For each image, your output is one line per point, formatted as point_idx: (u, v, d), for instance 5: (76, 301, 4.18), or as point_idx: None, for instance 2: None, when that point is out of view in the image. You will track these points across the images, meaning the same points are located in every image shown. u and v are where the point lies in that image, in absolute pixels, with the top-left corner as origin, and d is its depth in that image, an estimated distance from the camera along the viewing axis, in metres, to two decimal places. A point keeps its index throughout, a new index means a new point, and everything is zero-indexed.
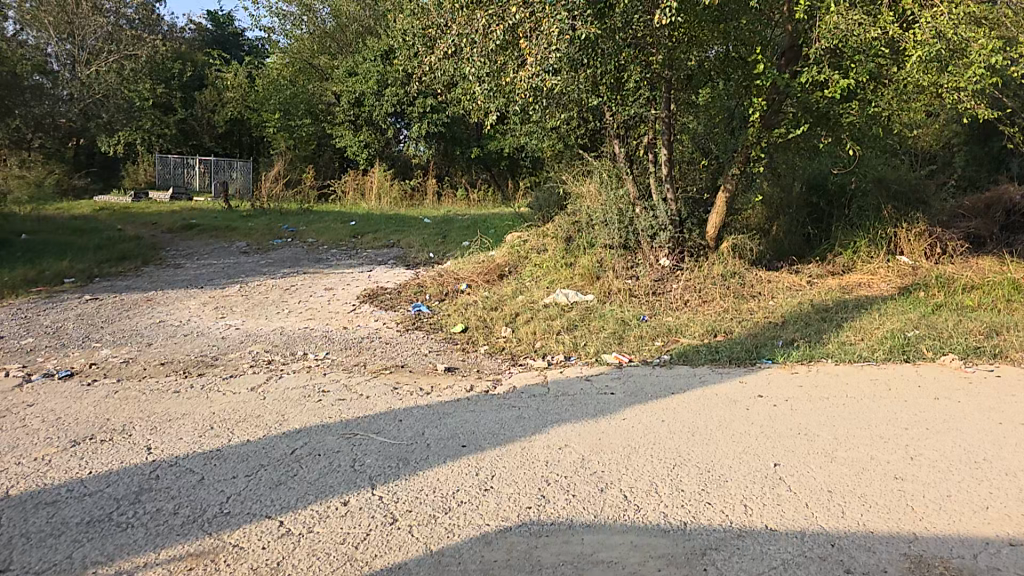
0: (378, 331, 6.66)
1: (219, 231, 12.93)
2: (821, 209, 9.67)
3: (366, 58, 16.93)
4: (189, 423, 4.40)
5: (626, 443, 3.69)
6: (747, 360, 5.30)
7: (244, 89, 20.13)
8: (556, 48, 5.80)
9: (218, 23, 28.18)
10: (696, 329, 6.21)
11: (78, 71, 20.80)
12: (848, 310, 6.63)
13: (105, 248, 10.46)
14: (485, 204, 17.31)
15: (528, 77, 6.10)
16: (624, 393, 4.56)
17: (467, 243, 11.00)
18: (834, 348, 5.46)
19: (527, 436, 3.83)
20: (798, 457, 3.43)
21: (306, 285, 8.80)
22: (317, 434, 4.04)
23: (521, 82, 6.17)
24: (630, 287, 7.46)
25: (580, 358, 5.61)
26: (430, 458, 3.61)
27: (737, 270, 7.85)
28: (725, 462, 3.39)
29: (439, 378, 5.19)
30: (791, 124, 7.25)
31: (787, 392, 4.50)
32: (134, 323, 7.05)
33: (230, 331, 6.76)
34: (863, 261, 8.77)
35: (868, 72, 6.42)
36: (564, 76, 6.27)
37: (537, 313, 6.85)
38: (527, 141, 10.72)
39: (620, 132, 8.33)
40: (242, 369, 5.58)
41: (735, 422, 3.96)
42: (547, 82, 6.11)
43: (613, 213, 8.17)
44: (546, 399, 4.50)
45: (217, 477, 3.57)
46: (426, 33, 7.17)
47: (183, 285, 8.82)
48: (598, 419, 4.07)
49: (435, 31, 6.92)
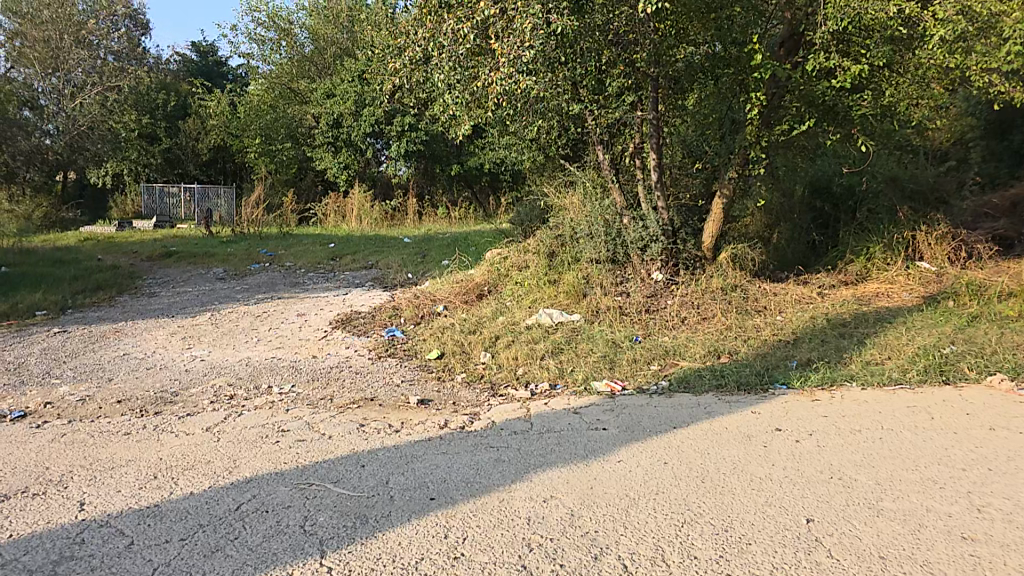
0: (347, 360, 6.18)
1: (199, 257, 12.66)
2: (827, 214, 9.25)
3: (344, 79, 16.92)
4: (133, 472, 3.78)
5: (625, 493, 3.13)
6: (757, 386, 4.71)
7: (226, 117, 19.82)
8: (530, 45, 5.42)
9: (204, 55, 28.56)
10: (696, 350, 5.65)
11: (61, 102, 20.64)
12: (869, 324, 6.02)
13: (81, 278, 10.17)
14: (467, 221, 17.13)
15: (501, 79, 5.73)
16: (618, 429, 4.00)
17: (446, 262, 10.58)
18: (857, 369, 4.86)
19: (506, 486, 3.27)
20: (832, 514, 2.88)
21: (278, 312, 8.37)
22: (269, 485, 3.46)
23: (493, 85, 5.80)
24: (621, 304, 6.93)
25: (567, 387, 5.06)
26: (393, 514, 3.05)
27: (739, 283, 7.32)
28: (744, 520, 2.85)
29: (412, 413, 4.66)
30: (794, 121, 6.77)
31: (808, 424, 3.93)
32: (98, 356, 6.63)
33: (194, 363, 6.31)
34: (879, 269, 8.20)
35: (884, 54, 6.20)
36: (539, 76, 5.94)
37: (519, 336, 6.33)
38: (508, 153, 10.41)
39: (605, 139, 7.95)
40: (201, 406, 5.09)
41: (751, 463, 3.40)
42: (521, 83, 5.68)
43: (599, 225, 7.69)
44: (530, 438, 3.94)
45: (148, 541, 2.92)
46: (392, 41, 6.93)
47: (154, 315, 8.42)
48: (589, 462, 3.51)
49: (400, 39, 6.73)
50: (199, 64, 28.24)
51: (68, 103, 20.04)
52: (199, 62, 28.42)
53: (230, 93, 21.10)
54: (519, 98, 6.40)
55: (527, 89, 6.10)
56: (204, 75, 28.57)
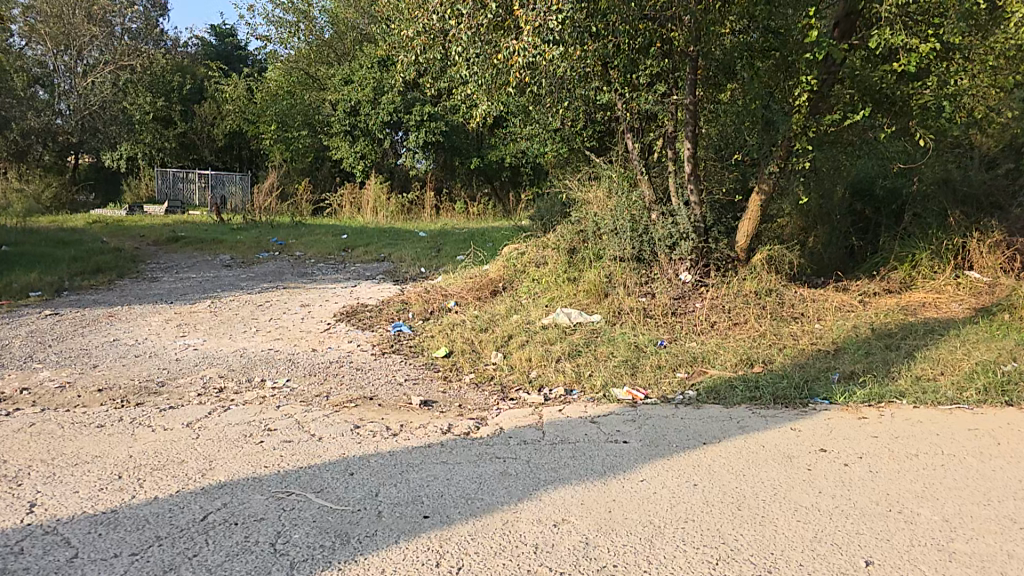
0: (349, 354, 5.80)
1: (205, 243, 12.44)
2: (867, 218, 8.73)
3: (362, 64, 16.56)
4: (96, 470, 3.42)
5: (648, 519, 2.70)
6: (795, 400, 4.27)
7: (242, 101, 19.68)
8: (558, 10, 5.34)
9: (223, 39, 28.58)
10: (728, 357, 5.19)
11: (76, 84, 20.80)
12: (919, 336, 5.53)
13: (81, 259, 9.96)
14: (486, 217, 16.87)
15: (525, 49, 5.61)
16: (640, 442, 3.57)
17: (461, 256, 10.25)
18: (907, 385, 4.40)
19: (512, 505, 2.85)
20: (895, 557, 2.43)
21: (282, 301, 8.03)
22: (243, 492, 3.08)
23: (514, 56, 5.69)
24: (645, 306, 6.47)
25: (584, 393, 4.64)
26: (380, 534, 2.65)
27: (774, 287, 6.83)
28: (791, 559, 2.41)
29: (414, 414, 4.27)
30: (846, 108, 6.47)
31: (856, 445, 3.49)
32: (87, 341, 6.33)
33: (186, 352, 5.97)
34: (924, 277, 7.75)
35: (960, 32, 5.68)
36: (566, 48, 5.74)
37: (533, 336, 5.91)
38: (533, 143, 10.11)
39: (635, 126, 7.73)
40: (186, 399, 4.73)
41: (792, 489, 2.96)
42: (548, 54, 5.57)
43: (625, 220, 7.24)
44: (541, 448, 3.52)
45: (94, 555, 2.53)
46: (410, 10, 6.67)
47: (152, 300, 8.14)
48: (606, 480, 3.09)
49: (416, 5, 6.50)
50: (218, 48, 28.36)
51: (78, 80, 20.86)
52: (217, 46, 28.34)
53: (245, 77, 20.96)
54: (538, 72, 6.30)
55: (549, 64, 5.97)
56: (221, 58, 28.47)
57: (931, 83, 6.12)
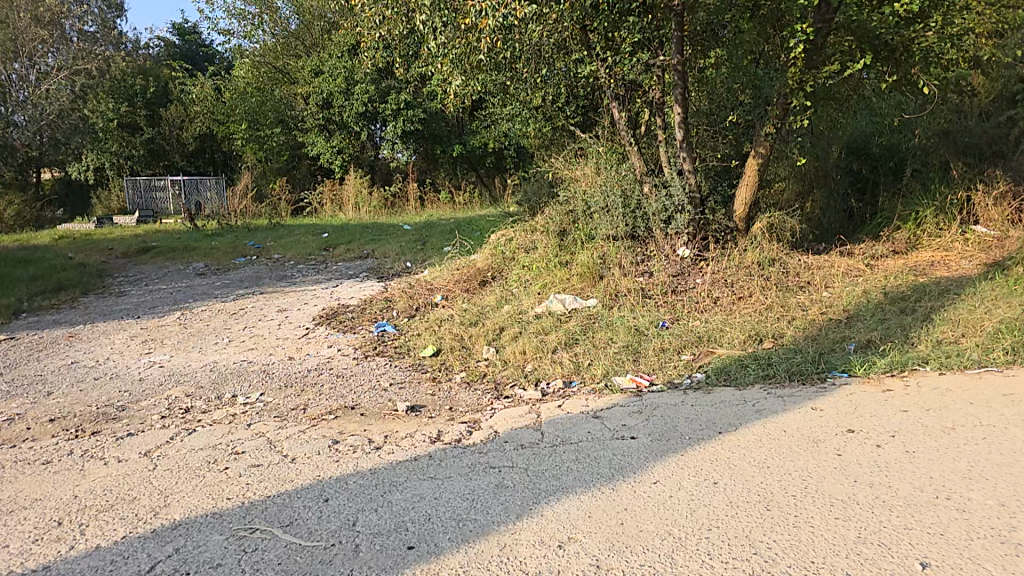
0: (329, 360, 5.36)
1: (176, 252, 11.84)
2: (864, 178, 8.42)
3: (332, 55, 15.79)
4: (35, 516, 2.99)
5: (666, 531, 2.34)
6: (812, 376, 3.94)
7: (210, 101, 18.93)
8: None
9: (186, 38, 27.37)
10: (735, 334, 4.83)
11: None
12: (934, 297, 5.23)
13: (41, 278, 9.34)
14: (472, 206, 16.35)
15: (496, 9, 5.23)
16: (649, 437, 3.20)
17: (448, 248, 9.76)
18: (930, 350, 4.11)
19: (509, 525, 2.47)
20: (954, 556, 2.08)
21: (258, 308, 7.54)
22: (201, 532, 2.67)
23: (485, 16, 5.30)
24: (642, 286, 6.10)
25: (584, 384, 4.29)
26: (356, 574, 2.25)
27: (777, 256, 6.48)
28: (836, 568, 2.06)
29: (399, 423, 3.86)
30: (843, 58, 6.17)
31: (886, 422, 3.16)
32: (43, 365, 5.82)
33: (151, 371, 5.49)
34: (929, 236, 7.49)
35: None
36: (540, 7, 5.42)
37: (526, 327, 5.52)
38: (515, 124, 9.64)
39: (621, 94, 7.28)
40: (149, 423, 4.28)
41: (825, 481, 2.61)
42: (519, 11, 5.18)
43: (615, 196, 6.82)
44: (539, 453, 3.14)
45: None
46: None
47: (118, 316, 7.60)
48: (616, 486, 2.72)
49: None
50: (182, 50, 27.18)
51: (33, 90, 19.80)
52: (180, 46, 27.16)
53: (211, 77, 20.07)
54: (514, 32, 5.87)
55: (521, 28, 5.76)
56: (186, 60, 27.42)
57: (936, 22, 5.77)
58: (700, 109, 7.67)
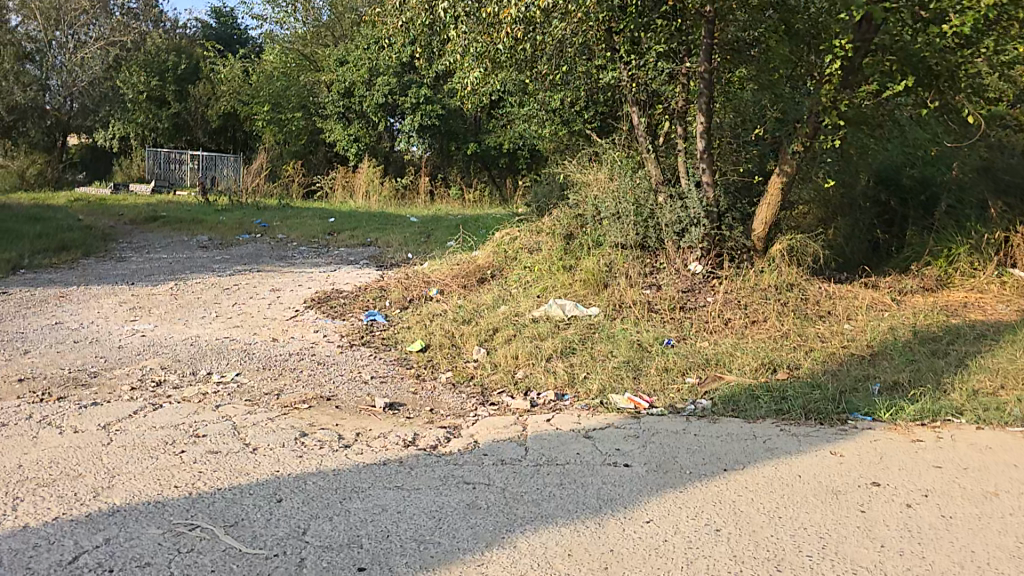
0: (312, 346, 5.11)
1: (184, 223, 11.77)
2: (893, 210, 7.98)
3: (358, 45, 15.69)
4: None
5: None
6: (830, 415, 3.57)
7: (238, 81, 19.00)
8: None
9: (222, 19, 27.72)
10: (747, 361, 4.48)
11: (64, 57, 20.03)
12: (968, 341, 4.81)
13: (46, 236, 9.28)
14: (482, 204, 16.11)
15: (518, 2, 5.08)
16: (646, 467, 2.86)
17: (451, 243, 9.48)
18: (964, 401, 3.71)
19: (477, 556, 2.16)
20: None
21: (252, 285, 7.34)
22: (138, 523, 2.40)
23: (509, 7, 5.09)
24: (649, 299, 5.76)
25: (577, 399, 3.97)
26: None
27: (796, 281, 6.10)
28: None
29: (372, 420, 3.57)
30: (883, 79, 5.82)
31: (917, 478, 2.79)
32: (27, 323, 5.66)
33: (131, 339, 5.28)
34: (962, 276, 7.05)
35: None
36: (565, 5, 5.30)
37: (521, 330, 5.20)
38: (533, 125, 9.40)
39: (641, 101, 6.92)
40: (116, 394, 4.04)
41: (846, 543, 2.26)
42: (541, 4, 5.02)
43: (628, 203, 6.50)
44: (521, 472, 2.82)
45: None
46: None
47: (113, 281, 7.45)
48: (603, 520, 2.39)
49: None
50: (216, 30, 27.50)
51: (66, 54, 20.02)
52: (216, 27, 27.51)
53: (240, 56, 20.26)
54: (535, 28, 5.73)
55: (545, 23, 5.62)
56: (220, 40, 27.78)
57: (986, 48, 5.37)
58: (723, 122, 7.33)
